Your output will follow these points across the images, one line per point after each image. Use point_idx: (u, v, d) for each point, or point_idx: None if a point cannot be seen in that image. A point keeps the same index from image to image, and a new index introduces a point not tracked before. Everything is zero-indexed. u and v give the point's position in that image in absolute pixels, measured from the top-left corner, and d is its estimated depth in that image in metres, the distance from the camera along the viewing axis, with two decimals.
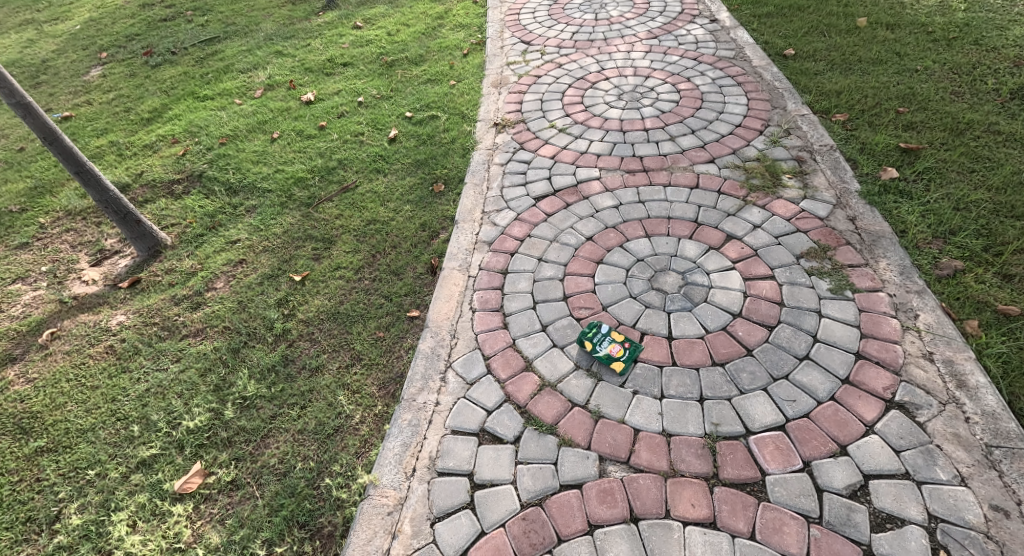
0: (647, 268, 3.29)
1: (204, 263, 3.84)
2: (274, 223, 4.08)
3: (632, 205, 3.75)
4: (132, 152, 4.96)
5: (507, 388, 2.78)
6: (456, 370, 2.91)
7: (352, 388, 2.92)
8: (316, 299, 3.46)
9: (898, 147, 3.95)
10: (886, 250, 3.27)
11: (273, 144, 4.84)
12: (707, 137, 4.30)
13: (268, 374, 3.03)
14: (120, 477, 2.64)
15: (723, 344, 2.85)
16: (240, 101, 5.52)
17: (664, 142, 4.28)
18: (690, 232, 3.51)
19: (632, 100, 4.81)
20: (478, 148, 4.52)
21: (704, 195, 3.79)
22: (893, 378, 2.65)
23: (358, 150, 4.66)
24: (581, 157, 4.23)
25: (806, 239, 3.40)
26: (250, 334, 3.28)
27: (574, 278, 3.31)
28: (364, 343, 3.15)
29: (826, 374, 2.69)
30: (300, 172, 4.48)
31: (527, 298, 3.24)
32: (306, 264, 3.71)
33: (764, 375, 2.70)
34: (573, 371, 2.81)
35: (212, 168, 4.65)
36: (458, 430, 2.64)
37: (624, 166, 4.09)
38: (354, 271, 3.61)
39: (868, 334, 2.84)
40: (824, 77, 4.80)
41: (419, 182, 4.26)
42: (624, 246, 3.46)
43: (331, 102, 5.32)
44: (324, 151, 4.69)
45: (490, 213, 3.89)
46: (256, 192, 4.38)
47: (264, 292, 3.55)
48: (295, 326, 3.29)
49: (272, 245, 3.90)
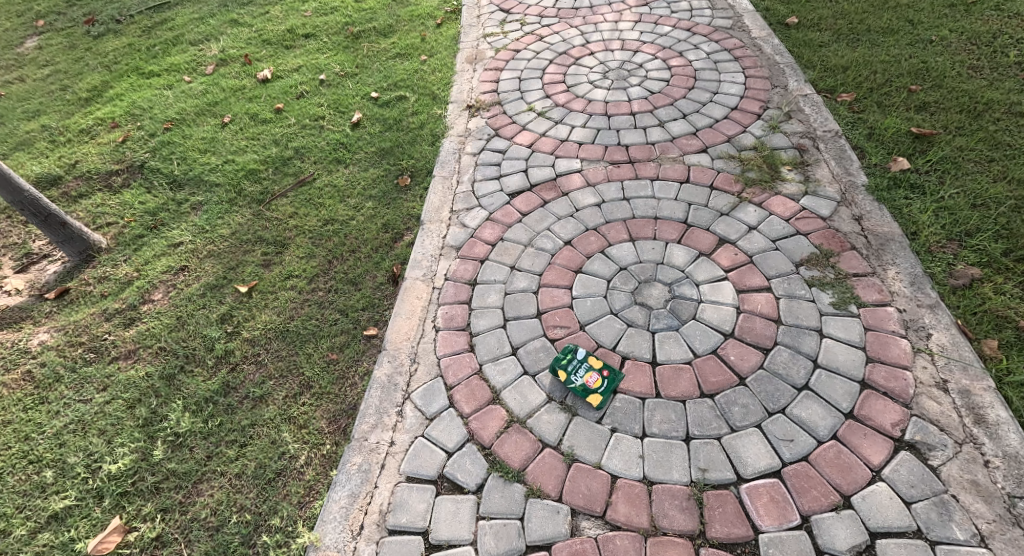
0: (631, 279, 2.96)
1: (141, 269, 3.47)
2: (221, 223, 3.68)
3: (615, 202, 3.38)
4: (66, 138, 4.49)
5: (471, 424, 2.47)
6: (414, 402, 2.59)
7: (299, 422, 2.63)
8: (265, 314, 3.12)
9: (910, 132, 3.59)
10: (895, 256, 2.94)
11: (224, 130, 4.38)
12: (699, 121, 3.89)
13: (205, 406, 2.73)
14: (27, 535, 2.36)
15: (713, 371, 2.54)
16: (189, 78, 5.01)
17: (653, 128, 3.87)
18: (680, 236, 3.16)
19: (620, 78, 4.37)
20: (449, 135, 4.09)
21: (696, 191, 3.41)
22: (902, 412, 2.33)
23: (317, 136, 4.21)
24: (561, 146, 3.81)
25: (806, 243, 3.06)
26: (189, 356, 2.96)
27: (550, 291, 2.97)
28: (315, 367, 2.84)
29: (828, 408, 2.37)
30: (252, 163, 4.04)
31: (497, 314, 2.90)
32: (254, 272, 3.35)
33: (758, 409, 2.39)
34: (545, 405, 2.50)
35: (154, 158, 4.20)
36: (414, 476, 2.35)
37: (609, 157, 3.69)
38: (308, 280, 3.27)
39: (874, 359, 2.52)
40: (829, 50, 4.39)
41: (383, 174, 3.86)
42: (606, 252, 3.11)
43: (289, 80, 4.83)
44: (280, 138, 4.24)
45: (459, 212, 3.50)
46: (202, 186, 3.95)
47: (206, 306, 3.20)
48: (239, 347, 2.98)
49: (218, 249, 3.51)
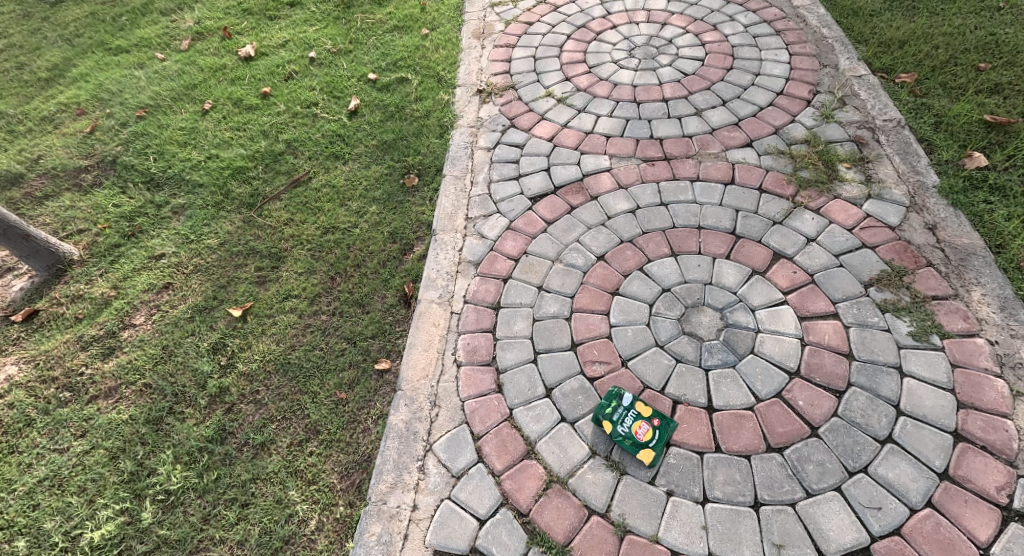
0: (676, 303, 2.61)
1: (118, 287, 3.06)
2: (207, 231, 3.25)
3: (652, 208, 2.99)
4: (27, 129, 4.00)
5: (505, 485, 2.16)
6: (438, 456, 2.27)
7: (307, 478, 2.30)
8: (262, 342, 2.75)
9: (983, 121, 3.19)
10: (979, 274, 2.60)
11: (205, 118, 3.90)
12: (742, 109, 3.45)
13: (198, 457, 2.39)
14: None
15: (780, 420, 2.24)
16: (162, 55, 4.48)
17: (689, 117, 3.42)
18: (728, 249, 2.78)
19: (648, 56, 3.89)
20: (459, 125, 3.64)
21: (743, 193, 3.01)
22: (1007, 472, 2.06)
23: (311, 127, 3.75)
24: (587, 139, 3.38)
25: (874, 258, 2.70)
26: (178, 395, 2.59)
27: (585, 317, 2.62)
28: (322, 409, 2.49)
29: (919, 467, 2.10)
30: (238, 159, 3.59)
31: (526, 346, 2.56)
32: (247, 291, 2.95)
33: (837, 468, 2.11)
34: (589, 461, 2.19)
35: (127, 152, 3.74)
36: (443, 550, 2.05)
37: (641, 153, 3.26)
38: (309, 301, 2.89)
39: (967, 405, 2.24)
40: (882, 21, 3.92)
41: (386, 172, 3.43)
42: (645, 270, 2.74)
43: (275, 58, 4.31)
44: (268, 128, 3.77)
45: (475, 219, 3.11)
46: (183, 186, 3.51)
47: (195, 332, 2.81)
48: (234, 383, 2.61)
49: (206, 263, 3.10)
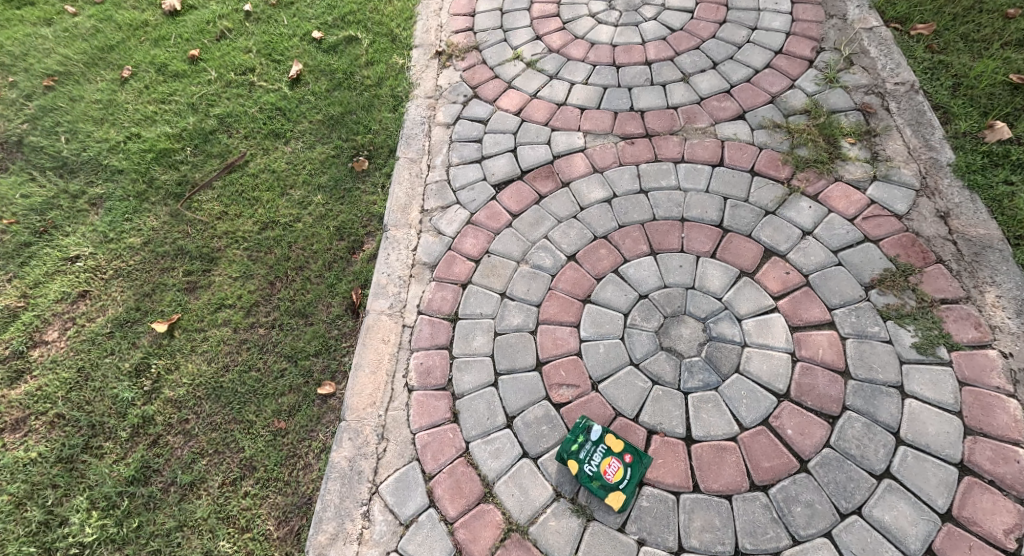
0: (654, 312, 2.31)
1: (27, 296, 2.67)
2: (129, 227, 2.83)
3: (629, 197, 2.63)
4: None
5: (459, 535, 1.95)
6: (384, 500, 2.04)
7: (240, 525, 2.07)
8: (191, 361, 2.42)
9: (1007, 82, 2.79)
10: (994, 272, 2.30)
11: (123, 88, 3.39)
12: (735, 73, 3.01)
13: (117, 504, 2.12)
14: None
15: (766, 453, 2.00)
16: (75, 10, 3.90)
17: (675, 84, 2.99)
18: (715, 246, 2.46)
19: (630, 7, 3.38)
20: (414, 95, 3.17)
21: (732, 177, 2.65)
22: (1016, 512, 1.84)
23: (246, 99, 3.23)
24: (558, 113, 2.96)
25: (877, 255, 2.38)
26: (96, 427, 2.30)
27: (552, 331, 2.34)
28: (258, 442, 2.22)
29: (919, 507, 1.87)
30: (162, 139, 3.10)
31: (485, 367, 2.28)
32: (175, 301, 2.57)
33: (827, 510, 1.88)
34: (553, 505, 1.96)
35: (35, 130, 3.26)
36: None
37: (620, 129, 2.86)
38: (245, 312, 2.54)
39: (975, 431, 1.99)
40: None
41: (332, 152, 2.98)
42: (620, 272, 2.43)
43: (206, 13, 3.75)
44: (198, 99, 3.26)
45: (431, 212, 2.74)
46: (101, 172, 3.05)
47: (115, 351, 2.46)
48: (159, 411, 2.31)
49: (128, 266, 2.70)
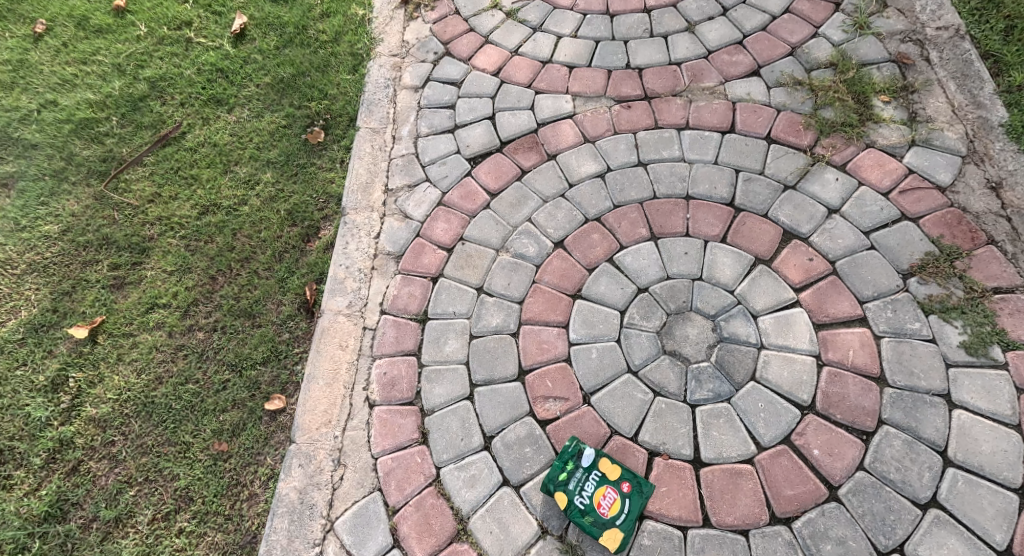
0: (655, 309, 1.98)
1: None
2: (43, 215, 2.35)
3: (626, 171, 2.25)
4: None
5: None
6: (341, 538, 1.75)
7: None
8: (118, 372, 2.06)
9: None
10: None
11: (36, 45, 2.81)
12: (748, 19, 2.50)
13: (29, 545, 1.81)
14: None
15: (788, 478, 1.69)
16: None
17: (678, 33, 2.52)
18: (726, 229, 2.08)
19: None
20: (377, 54, 2.69)
21: (746, 144, 2.21)
22: None
23: (183, 61, 2.72)
24: (543, 73, 2.53)
25: (917, 237, 1.95)
26: (5, 453, 1.95)
27: (536, 333, 2.02)
28: (195, 469, 1.90)
29: (972, 543, 1.56)
30: (85, 107, 2.60)
31: (459, 378, 1.96)
32: (101, 302, 2.17)
33: (862, 548, 1.59)
34: (539, 544, 1.69)
35: None
36: None
37: (615, 90, 2.43)
38: (182, 312, 2.15)
39: None
40: None
41: (283, 122, 2.51)
42: (616, 263, 2.09)
43: None
44: (125, 58, 2.74)
45: (396, 191, 2.34)
46: (12, 147, 2.52)
47: (28, 361, 2.08)
48: (80, 433, 1.97)
49: (44, 259, 2.26)
